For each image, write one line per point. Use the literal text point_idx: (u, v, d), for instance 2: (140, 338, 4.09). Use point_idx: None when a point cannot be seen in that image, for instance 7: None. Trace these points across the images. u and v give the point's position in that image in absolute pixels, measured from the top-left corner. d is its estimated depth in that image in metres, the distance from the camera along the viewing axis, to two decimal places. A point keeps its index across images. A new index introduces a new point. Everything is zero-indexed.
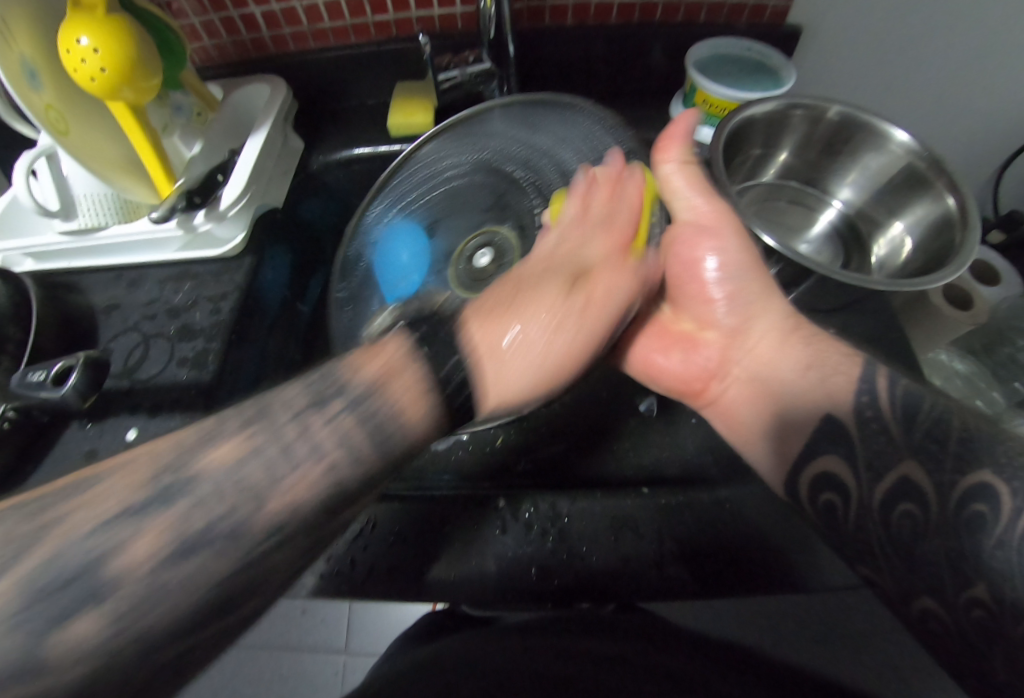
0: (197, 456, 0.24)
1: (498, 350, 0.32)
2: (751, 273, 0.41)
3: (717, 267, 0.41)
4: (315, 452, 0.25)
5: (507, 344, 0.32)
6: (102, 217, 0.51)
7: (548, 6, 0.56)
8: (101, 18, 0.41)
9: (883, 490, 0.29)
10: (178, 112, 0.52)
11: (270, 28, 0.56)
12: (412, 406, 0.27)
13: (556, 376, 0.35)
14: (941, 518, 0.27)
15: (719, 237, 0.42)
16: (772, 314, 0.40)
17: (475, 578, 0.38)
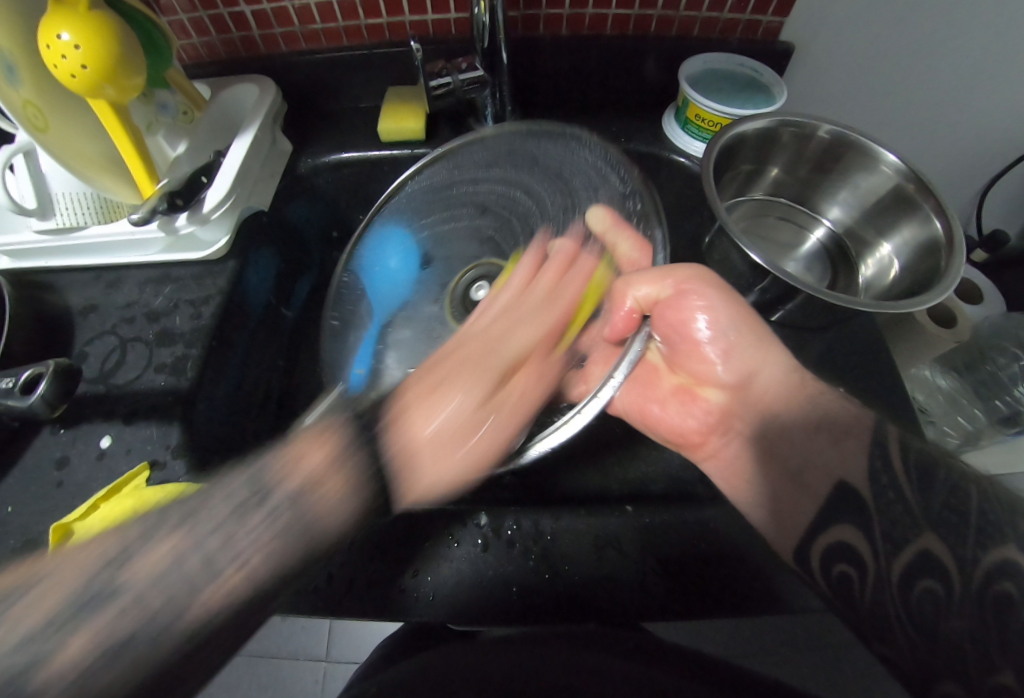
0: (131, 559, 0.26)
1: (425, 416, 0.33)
2: (746, 326, 0.43)
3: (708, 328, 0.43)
4: (236, 559, 0.27)
5: (431, 431, 0.33)
6: (80, 216, 0.49)
7: (542, 15, 0.56)
8: (83, 14, 0.40)
9: (903, 563, 0.30)
10: (164, 110, 0.51)
11: (261, 28, 0.55)
12: (328, 509, 0.29)
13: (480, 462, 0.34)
14: (963, 593, 0.28)
15: (705, 298, 0.42)
16: (773, 370, 0.41)
17: (457, 595, 0.37)
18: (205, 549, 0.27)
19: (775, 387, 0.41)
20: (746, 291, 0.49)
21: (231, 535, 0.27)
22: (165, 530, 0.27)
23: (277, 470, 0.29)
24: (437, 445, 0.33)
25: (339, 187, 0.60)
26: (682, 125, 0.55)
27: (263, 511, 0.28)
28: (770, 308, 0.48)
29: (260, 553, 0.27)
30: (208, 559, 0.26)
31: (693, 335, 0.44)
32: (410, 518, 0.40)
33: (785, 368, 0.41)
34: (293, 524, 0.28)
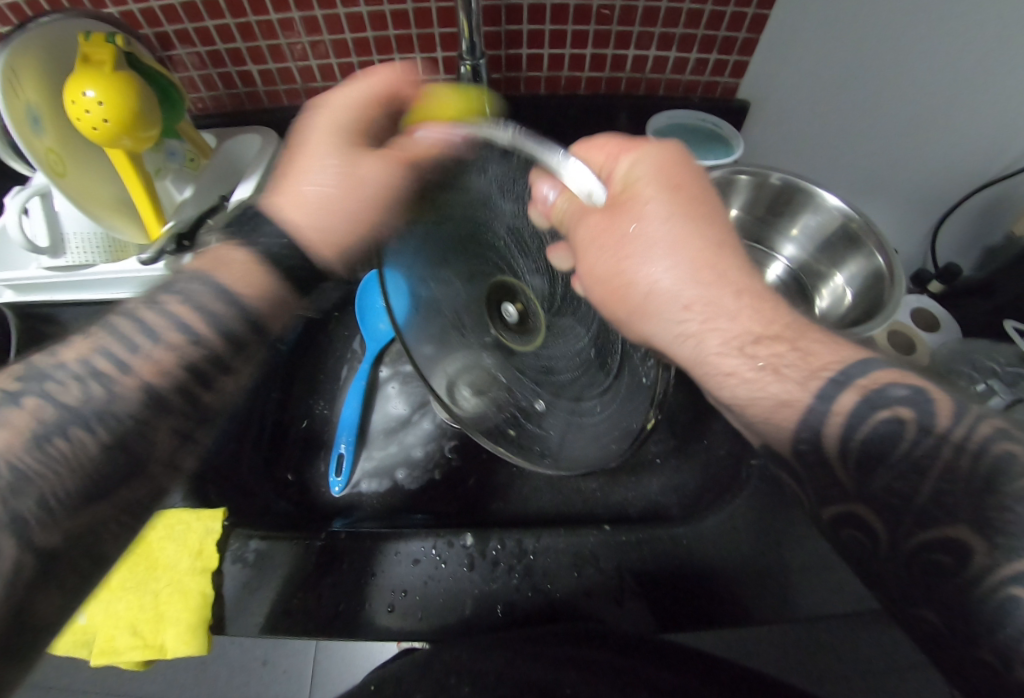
0: (54, 359, 0.31)
1: (289, 200, 0.36)
2: (705, 269, 0.30)
3: (656, 257, 0.31)
4: (152, 339, 0.32)
5: (310, 194, 0.36)
6: (90, 255, 0.52)
7: (524, 77, 0.62)
8: (107, 74, 0.44)
9: (831, 513, 0.27)
10: (172, 157, 0.55)
11: (266, 84, 0.60)
12: (242, 284, 0.34)
13: (328, 222, 0.37)
14: (891, 553, 0.25)
15: (629, 249, 0.31)
16: (667, 311, 0.30)
17: (447, 612, 0.39)
18: (127, 340, 0.31)
19: (671, 338, 0.30)
20: None
21: (145, 323, 0.32)
22: (80, 337, 0.32)
23: (195, 265, 0.34)
24: (313, 227, 0.36)
25: None
26: None
27: (175, 296, 0.33)
28: None
29: (179, 333, 0.32)
30: (127, 346, 0.31)
31: (622, 268, 0.31)
32: (399, 542, 0.42)
33: (679, 316, 0.30)
34: (205, 293, 0.33)
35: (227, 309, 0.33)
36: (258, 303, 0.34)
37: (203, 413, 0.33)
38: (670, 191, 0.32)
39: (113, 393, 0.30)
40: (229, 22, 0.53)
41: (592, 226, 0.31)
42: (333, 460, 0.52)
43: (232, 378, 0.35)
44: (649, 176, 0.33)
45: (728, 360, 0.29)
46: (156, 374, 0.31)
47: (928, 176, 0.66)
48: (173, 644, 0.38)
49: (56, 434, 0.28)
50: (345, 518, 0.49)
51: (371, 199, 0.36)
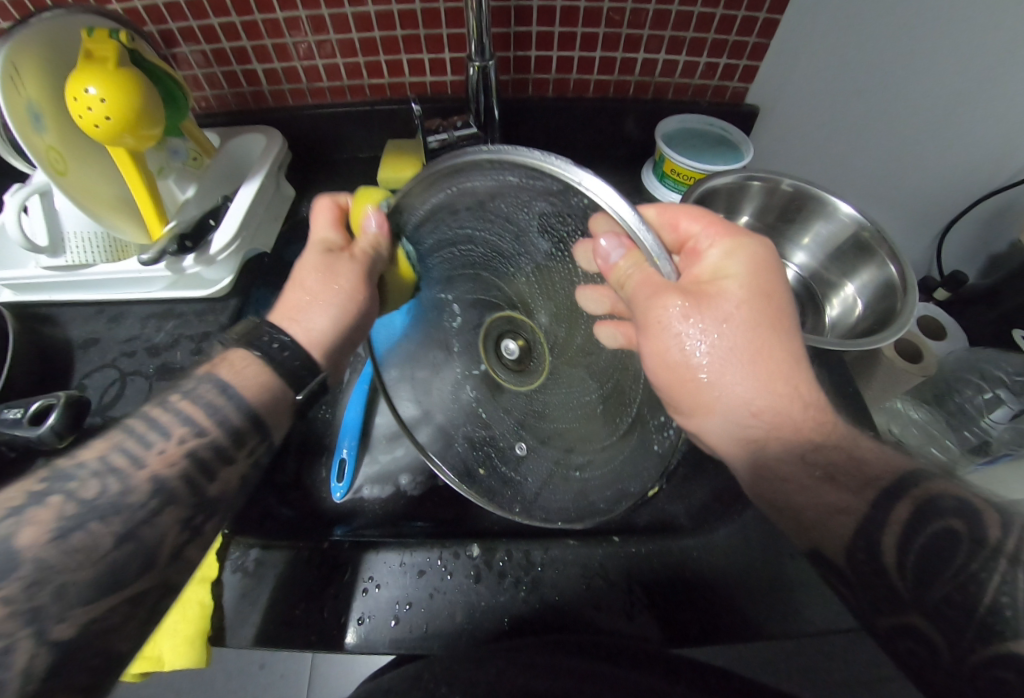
0: (65, 458, 0.30)
1: (296, 325, 0.38)
2: (779, 380, 0.31)
3: (709, 341, 0.30)
4: (163, 434, 0.32)
5: (314, 325, 0.38)
6: (89, 255, 0.51)
7: (531, 80, 0.62)
8: (110, 70, 0.43)
9: (889, 623, 0.28)
10: (175, 155, 0.54)
11: (271, 84, 0.59)
12: (243, 381, 0.35)
13: (345, 320, 0.39)
14: (953, 664, 0.26)
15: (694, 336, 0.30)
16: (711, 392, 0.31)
17: (454, 623, 0.38)
18: (140, 434, 0.32)
19: (726, 437, 0.32)
20: None
21: (156, 417, 0.33)
22: (85, 447, 0.31)
23: (200, 370, 0.35)
24: (315, 340, 0.38)
25: None
26: (660, 178, 0.60)
27: (185, 392, 0.34)
28: None
29: (187, 425, 0.33)
30: (141, 442, 0.32)
31: (687, 360, 0.30)
32: (407, 551, 0.41)
33: (744, 420, 0.31)
34: (208, 389, 0.34)
35: (234, 405, 0.34)
36: (262, 400, 0.35)
37: (211, 505, 0.32)
38: (760, 296, 0.31)
39: (125, 489, 0.30)
40: (234, 20, 0.52)
41: (659, 305, 0.28)
42: (335, 466, 0.51)
43: (235, 469, 0.34)
44: (744, 276, 0.32)
45: (746, 428, 0.31)
46: (166, 466, 0.31)
47: (937, 185, 0.66)
48: (170, 654, 0.37)
49: (74, 528, 0.28)
50: (347, 525, 0.49)
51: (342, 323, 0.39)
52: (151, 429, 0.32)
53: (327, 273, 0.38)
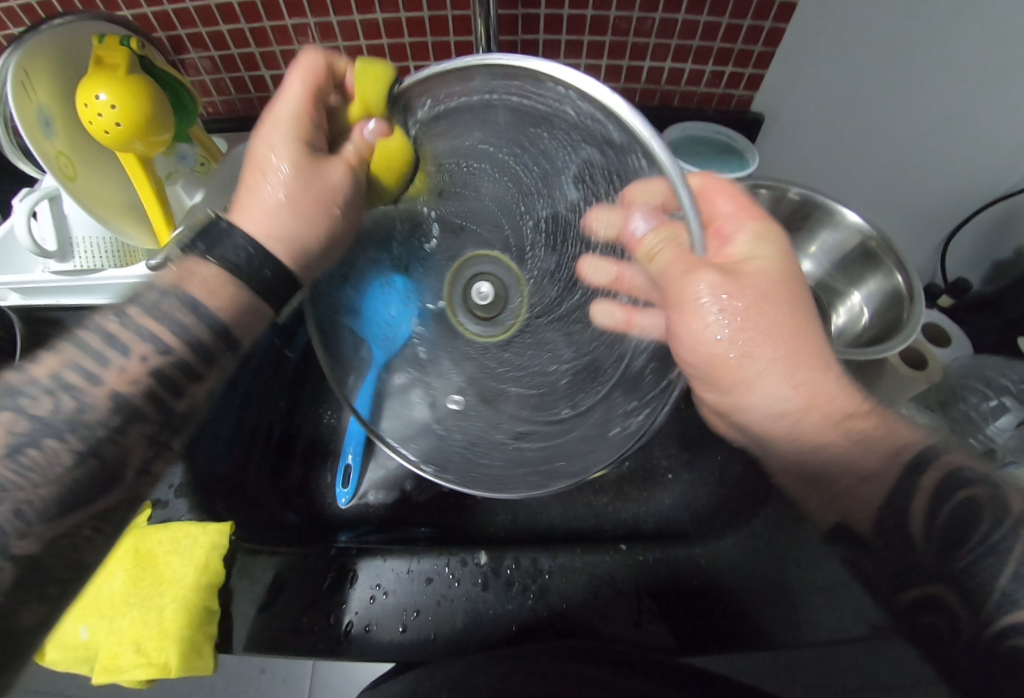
0: (17, 374, 0.29)
1: (245, 213, 0.34)
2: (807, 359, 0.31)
3: (730, 320, 0.30)
4: (122, 351, 0.29)
5: (272, 198, 0.34)
6: (97, 260, 0.51)
7: None
8: (121, 77, 0.44)
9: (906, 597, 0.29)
10: (184, 160, 0.55)
11: (278, 90, 0.60)
12: (208, 295, 0.31)
13: (298, 238, 0.35)
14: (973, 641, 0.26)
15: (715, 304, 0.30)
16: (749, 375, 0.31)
17: (463, 631, 0.38)
18: (96, 346, 0.29)
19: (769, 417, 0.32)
20: None
21: (111, 334, 0.30)
22: (47, 352, 0.30)
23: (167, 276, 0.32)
24: (273, 228, 0.34)
25: None
26: None
27: (147, 307, 0.30)
28: None
29: (148, 343, 0.30)
30: (97, 360, 0.29)
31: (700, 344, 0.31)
32: (417, 559, 0.41)
33: (786, 394, 0.31)
34: (174, 304, 0.30)
35: (199, 321, 0.30)
36: (230, 315, 0.31)
37: (173, 420, 0.31)
38: (780, 284, 0.32)
39: (80, 405, 0.28)
40: (243, 27, 0.53)
41: (677, 271, 0.30)
42: (340, 472, 0.51)
43: (205, 387, 0.32)
44: (770, 266, 0.32)
45: (785, 404, 0.31)
46: (126, 384, 0.29)
47: (942, 193, 0.66)
48: (179, 662, 0.36)
49: (28, 444, 0.27)
50: (351, 532, 0.48)
51: (310, 199, 0.34)
52: (112, 332, 0.30)
53: (319, 177, 0.34)
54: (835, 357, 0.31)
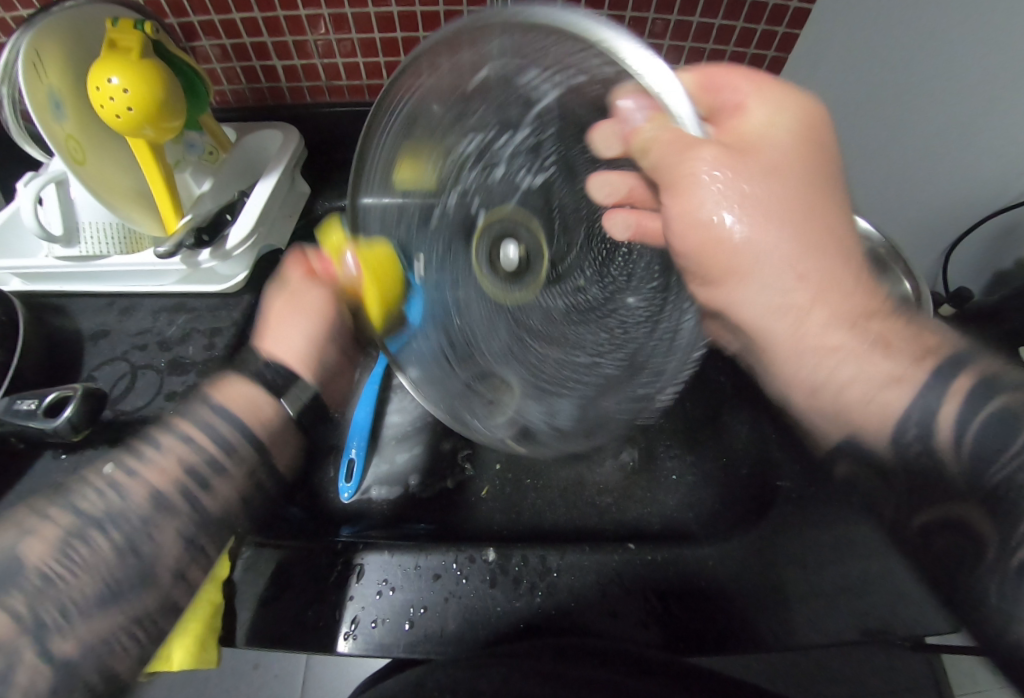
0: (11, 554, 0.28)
1: (273, 342, 0.40)
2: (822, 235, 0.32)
3: (727, 182, 0.30)
4: (144, 483, 0.30)
5: (289, 342, 0.41)
6: (103, 246, 0.50)
7: None
8: (133, 60, 0.43)
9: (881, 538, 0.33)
10: (191, 149, 0.54)
11: (290, 80, 0.59)
12: (240, 405, 0.34)
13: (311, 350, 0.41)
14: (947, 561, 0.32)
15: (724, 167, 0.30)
16: (790, 172, 0.32)
17: (469, 628, 0.37)
18: (144, 450, 0.31)
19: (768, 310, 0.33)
20: None
21: (147, 455, 0.31)
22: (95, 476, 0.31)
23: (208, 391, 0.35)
24: (298, 349, 0.40)
25: None
26: None
27: (185, 435, 0.32)
28: None
29: (200, 444, 0.32)
30: (136, 462, 0.31)
31: (702, 217, 0.31)
32: (427, 554, 0.40)
33: (789, 282, 0.32)
34: (188, 468, 0.31)
35: (237, 439, 0.33)
36: (270, 438, 0.34)
37: (207, 520, 0.31)
38: (738, 82, 0.34)
39: (119, 506, 0.29)
40: (256, 15, 0.52)
41: (713, 155, 0.30)
42: (343, 466, 0.51)
43: (228, 491, 0.32)
44: (759, 95, 0.34)
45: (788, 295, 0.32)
46: (163, 479, 0.30)
47: (946, 203, 0.66)
48: (181, 656, 0.37)
49: (78, 536, 0.28)
50: (353, 526, 0.48)
51: (319, 334, 0.42)
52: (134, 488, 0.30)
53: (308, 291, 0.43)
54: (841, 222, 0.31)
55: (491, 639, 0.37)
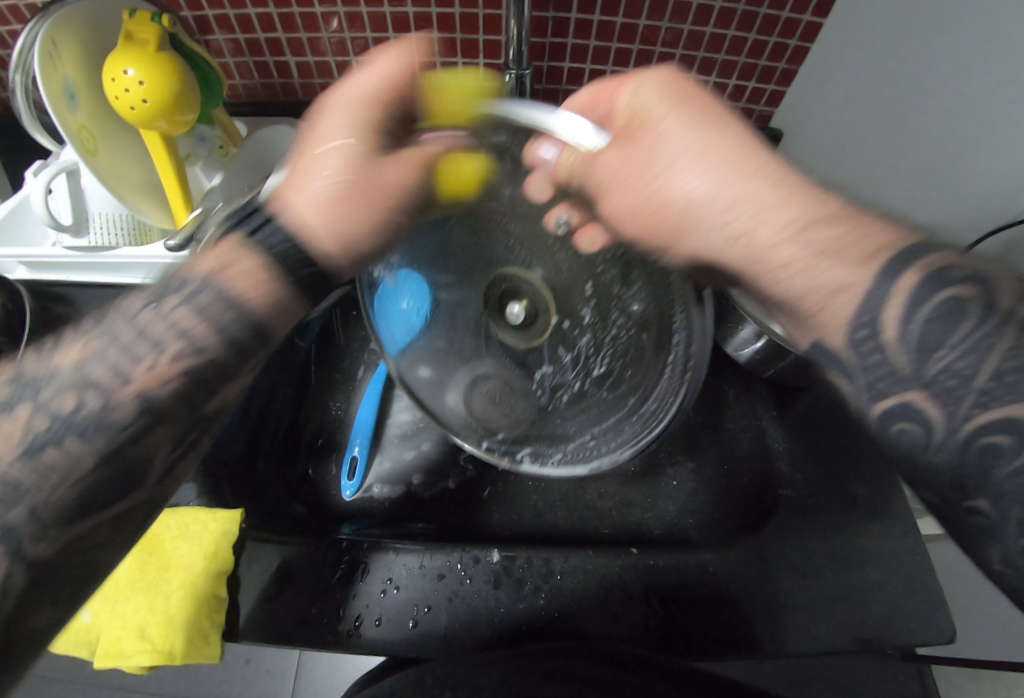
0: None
1: (301, 195, 0.31)
2: (735, 166, 0.30)
3: (682, 171, 0.32)
4: (155, 346, 0.27)
5: (320, 189, 0.31)
6: (113, 237, 0.50)
7: (562, 90, 0.62)
8: (150, 53, 0.43)
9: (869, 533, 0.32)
10: (202, 142, 0.55)
11: (302, 76, 0.59)
12: (247, 287, 0.28)
13: (343, 221, 0.32)
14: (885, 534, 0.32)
15: (657, 139, 0.32)
16: (712, 215, 0.31)
17: (472, 628, 0.38)
18: (126, 336, 0.27)
19: (722, 244, 0.30)
20: (740, 349, 0.52)
21: (143, 326, 0.27)
22: (72, 340, 0.28)
23: (204, 264, 0.29)
24: (324, 214, 0.31)
25: None
26: None
27: (182, 296, 0.28)
28: (764, 365, 0.51)
29: (179, 340, 0.27)
30: (127, 354, 0.27)
31: (651, 194, 0.33)
32: (434, 552, 0.41)
33: (724, 217, 0.30)
34: (212, 298, 0.28)
35: (234, 318, 0.28)
36: (270, 312, 0.29)
37: (204, 420, 0.29)
38: (682, 105, 0.32)
39: (100, 416, 0.26)
40: (271, 11, 0.52)
41: (607, 165, 0.34)
42: (346, 464, 0.51)
43: (238, 384, 0.29)
44: (665, 139, 0.32)
45: (728, 227, 0.30)
46: (157, 383, 0.27)
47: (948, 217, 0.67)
48: (184, 649, 0.36)
49: (48, 444, 0.25)
50: (355, 523, 0.48)
51: (358, 186, 0.32)
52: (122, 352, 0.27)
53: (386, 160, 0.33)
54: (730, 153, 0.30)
55: (490, 642, 0.38)
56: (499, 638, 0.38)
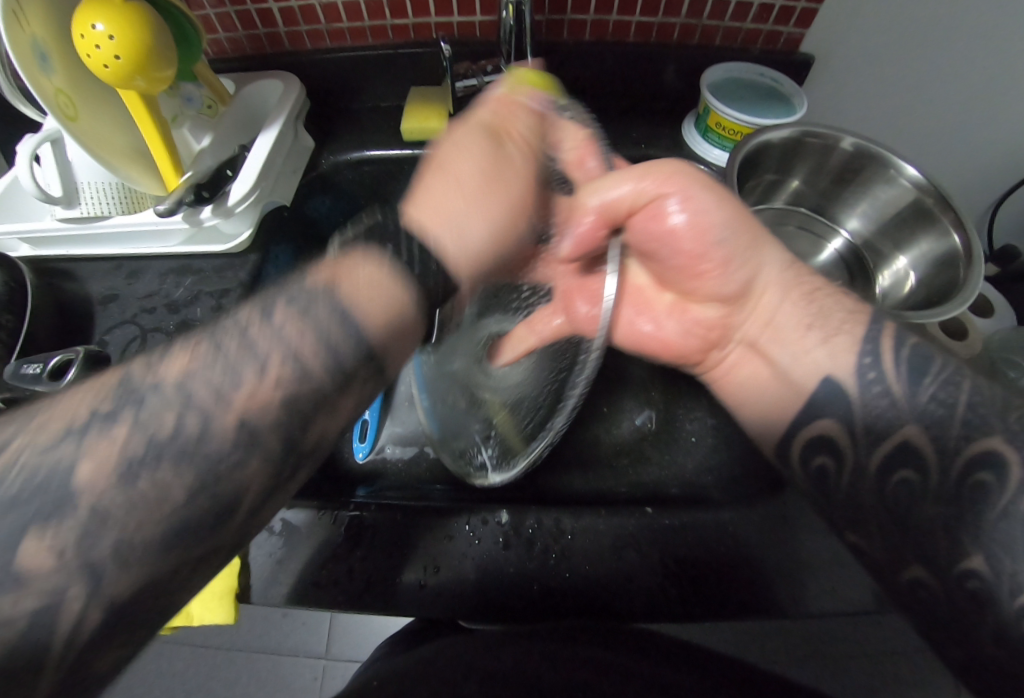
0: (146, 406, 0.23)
1: (448, 235, 0.28)
2: (714, 240, 0.37)
3: (727, 285, 0.39)
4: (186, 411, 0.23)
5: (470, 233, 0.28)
6: (104, 206, 0.49)
7: (567, 21, 0.55)
8: (118, 5, 0.40)
9: (880, 455, 0.33)
10: (189, 102, 0.52)
11: (287, 24, 0.55)
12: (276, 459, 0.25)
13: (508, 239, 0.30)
14: (940, 487, 0.30)
15: (687, 200, 0.35)
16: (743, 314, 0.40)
17: (484, 586, 0.38)
18: (211, 379, 0.24)
19: (757, 332, 0.40)
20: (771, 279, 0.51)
21: (251, 339, 0.24)
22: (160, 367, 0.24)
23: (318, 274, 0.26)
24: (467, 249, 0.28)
25: (359, 184, 0.60)
26: (703, 133, 0.55)
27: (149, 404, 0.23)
28: None
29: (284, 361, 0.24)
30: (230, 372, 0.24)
31: (696, 313, 0.42)
32: (439, 517, 0.40)
33: (712, 306, 0.41)
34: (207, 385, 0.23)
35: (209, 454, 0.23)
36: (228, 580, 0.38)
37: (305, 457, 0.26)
38: (688, 182, 0.35)
39: (164, 487, 0.22)
40: None
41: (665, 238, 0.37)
42: (357, 428, 0.51)
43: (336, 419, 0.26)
44: (716, 209, 0.36)
45: (806, 341, 0.37)
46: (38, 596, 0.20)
47: (972, 137, 0.62)
48: (200, 611, 0.39)
49: (144, 471, 0.22)
50: (368, 486, 0.47)
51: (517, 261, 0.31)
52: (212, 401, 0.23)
53: (477, 141, 0.31)
54: (705, 247, 0.37)
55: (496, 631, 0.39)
56: (501, 611, 0.37)
